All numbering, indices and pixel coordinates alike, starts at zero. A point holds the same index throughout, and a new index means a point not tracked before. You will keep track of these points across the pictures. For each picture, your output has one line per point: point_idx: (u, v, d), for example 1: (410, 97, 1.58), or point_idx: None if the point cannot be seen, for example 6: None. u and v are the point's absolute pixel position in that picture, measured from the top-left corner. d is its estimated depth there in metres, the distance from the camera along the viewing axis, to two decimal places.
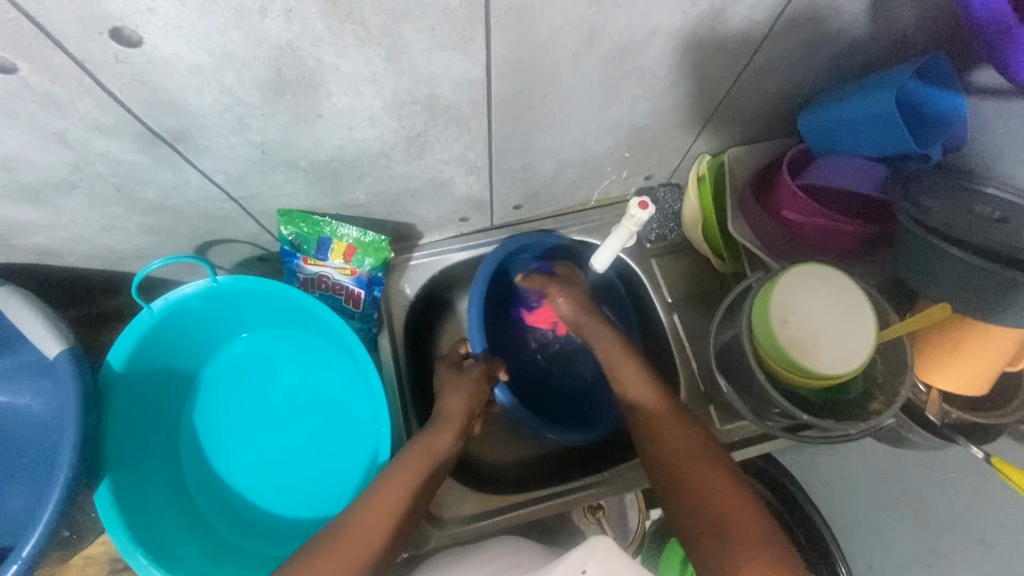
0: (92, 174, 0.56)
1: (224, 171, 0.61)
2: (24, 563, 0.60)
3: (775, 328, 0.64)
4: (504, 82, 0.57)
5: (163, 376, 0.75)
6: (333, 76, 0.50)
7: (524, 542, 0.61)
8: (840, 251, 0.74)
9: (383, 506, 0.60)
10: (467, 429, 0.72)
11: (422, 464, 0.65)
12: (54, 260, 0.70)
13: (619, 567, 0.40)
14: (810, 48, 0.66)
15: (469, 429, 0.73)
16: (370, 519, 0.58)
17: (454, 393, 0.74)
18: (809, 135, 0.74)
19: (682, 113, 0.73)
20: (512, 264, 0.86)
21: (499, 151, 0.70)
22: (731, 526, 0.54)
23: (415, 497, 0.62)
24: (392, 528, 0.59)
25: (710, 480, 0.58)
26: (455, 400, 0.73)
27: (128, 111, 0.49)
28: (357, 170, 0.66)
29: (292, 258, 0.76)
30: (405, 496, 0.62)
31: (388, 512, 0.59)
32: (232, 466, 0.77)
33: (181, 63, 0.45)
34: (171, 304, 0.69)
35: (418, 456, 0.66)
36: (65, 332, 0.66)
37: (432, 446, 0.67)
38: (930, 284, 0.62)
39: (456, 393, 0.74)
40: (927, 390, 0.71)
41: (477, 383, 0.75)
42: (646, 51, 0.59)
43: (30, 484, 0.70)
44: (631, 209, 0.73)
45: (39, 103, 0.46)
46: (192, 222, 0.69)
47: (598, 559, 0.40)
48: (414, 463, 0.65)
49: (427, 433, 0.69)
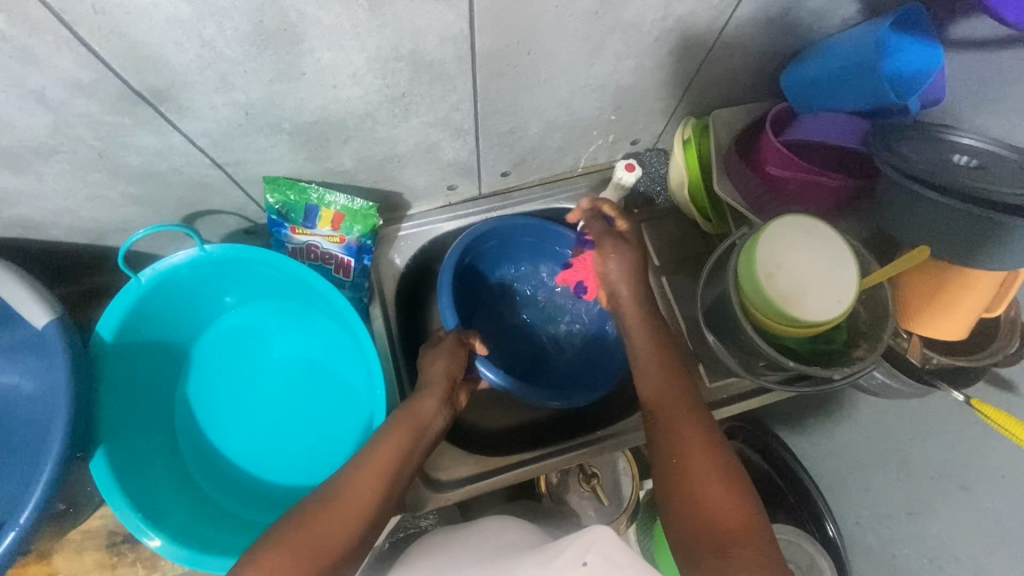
0: (73, 138, 0.56)
1: (208, 134, 0.60)
2: (23, 531, 0.59)
3: (762, 281, 0.65)
4: (487, 36, 0.56)
5: (153, 348, 0.74)
6: (315, 29, 0.50)
7: (511, 517, 0.60)
8: (824, 207, 0.75)
9: (378, 463, 0.61)
10: (452, 398, 0.72)
11: (409, 431, 0.66)
12: (39, 233, 0.70)
13: (619, 557, 0.38)
14: (790, 3, 0.66)
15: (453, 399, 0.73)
16: (369, 475, 0.59)
17: (433, 361, 0.73)
18: (792, 92, 0.75)
19: (666, 73, 0.74)
20: (479, 250, 0.85)
21: (485, 113, 0.70)
22: (732, 549, 0.49)
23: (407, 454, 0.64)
24: (384, 487, 0.60)
25: (712, 488, 0.55)
26: (438, 368, 0.72)
27: (108, 67, 0.49)
28: (342, 133, 0.65)
29: (280, 227, 0.76)
30: (395, 460, 0.62)
31: (382, 473, 0.60)
32: (224, 434, 0.77)
33: (160, 14, 0.45)
34: (160, 274, 0.69)
35: (408, 416, 0.67)
36: (53, 302, 0.65)
37: (417, 412, 0.68)
38: (906, 230, 0.64)
39: (434, 362, 0.73)
40: (908, 337, 0.73)
41: (454, 351, 0.74)
42: (629, 5, 0.59)
43: (23, 457, 0.70)
44: (619, 173, 0.76)
45: (16, 58, 0.46)
46: (177, 190, 0.68)
47: (598, 552, 0.38)
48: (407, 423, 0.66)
49: (413, 400, 0.69)
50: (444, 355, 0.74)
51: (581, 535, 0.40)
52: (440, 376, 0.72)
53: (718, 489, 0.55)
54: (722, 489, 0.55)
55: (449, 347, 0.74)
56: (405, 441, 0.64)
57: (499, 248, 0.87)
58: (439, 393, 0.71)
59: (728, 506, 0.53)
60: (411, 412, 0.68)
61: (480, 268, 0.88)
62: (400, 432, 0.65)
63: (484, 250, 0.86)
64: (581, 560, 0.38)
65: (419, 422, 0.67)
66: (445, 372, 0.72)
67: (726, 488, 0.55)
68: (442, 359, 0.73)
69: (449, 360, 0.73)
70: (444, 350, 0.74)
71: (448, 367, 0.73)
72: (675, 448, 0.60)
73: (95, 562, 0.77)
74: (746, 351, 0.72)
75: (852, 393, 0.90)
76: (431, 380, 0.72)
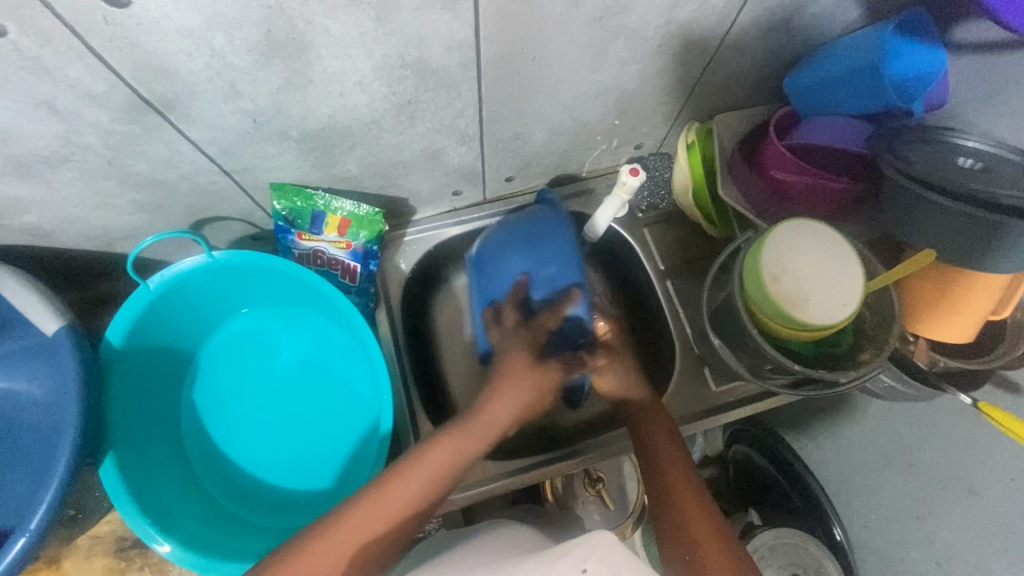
0: (83, 146, 0.56)
1: (216, 142, 0.61)
2: (32, 537, 0.59)
3: (766, 284, 0.65)
4: (493, 43, 0.57)
5: (161, 354, 0.75)
6: (323, 38, 0.50)
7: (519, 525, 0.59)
8: (828, 210, 0.75)
9: (417, 471, 0.58)
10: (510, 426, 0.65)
11: (461, 445, 0.61)
12: (49, 241, 0.70)
13: (619, 563, 0.41)
14: (793, 7, 0.67)
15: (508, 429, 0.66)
16: (406, 477, 0.57)
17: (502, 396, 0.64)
18: (795, 97, 0.76)
19: (669, 79, 0.74)
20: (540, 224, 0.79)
21: (490, 119, 0.70)
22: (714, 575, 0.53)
23: (452, 470, 0.60)
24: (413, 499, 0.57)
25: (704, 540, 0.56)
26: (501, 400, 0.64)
27: (119, 77, 0.49)
28: (349, 140, 0.66)
29: (286, 234, 0.77)
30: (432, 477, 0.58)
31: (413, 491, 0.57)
32: (233, 439, 0.77)
33: (170, 25, 0.45)
34: (168, 280, 0.70)
35: (453, 444, 0.60)
36: (62, 308, 0.65)
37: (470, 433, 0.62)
38: (910, 234, 0.64)
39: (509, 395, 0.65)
40: (915, 340, 0.73)
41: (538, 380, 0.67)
42: (633, 11, 0.59)
43: (34, 463, 0.70)
44: (623, 177, 0.74)
45: (29, 68, 0.46)
46: (184, 197, 0.69)
47: (598, 559, 0.40)
48: (453, 443, 0.60)
49: (452, 430, 0.61)
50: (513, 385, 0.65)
51: (584, 539, 0.42)
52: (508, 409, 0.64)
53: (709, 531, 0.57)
54: (715, 540, 0.56)
55: (520, 375, 0.66)
56: (447, 461, 0.59)
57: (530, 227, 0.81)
58: (493, 424, 0.63)
59: (722, 557, 0.54)
60: (459, 436, 0.61)
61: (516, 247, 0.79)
62: (434, 465, 0.59)
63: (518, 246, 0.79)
64: (582, 567, 0.40)
65: (470, 449, 0.61)
66: (507, 407, 0.64)
67: (719, 539, 0.56)
68: (511, 393, 0.65)
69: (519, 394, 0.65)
70: (533, 374, 0.66)
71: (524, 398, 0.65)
72: (673, 497, 0.61)
73: (104, 567, 0.77)
74: (751, 354, 0.72)
75: (859, 396, 0.90)
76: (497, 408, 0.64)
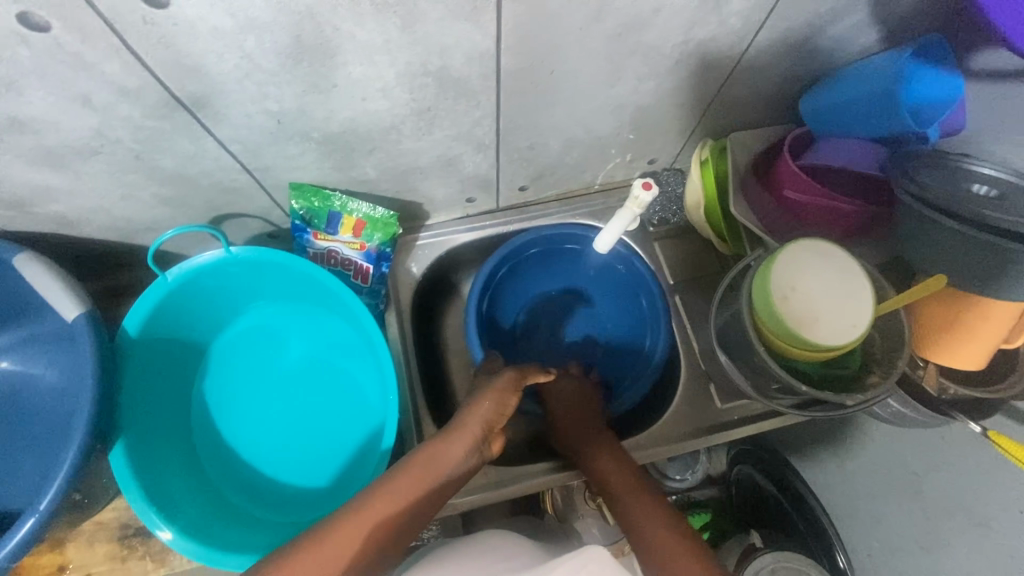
0: (114, 140, 0.58)
1: (240, 140, 0.62)
2: (41, 517, 0.60)
3: (776, 303, 0.65)
4: (513, 55, 0.58)
5: (176, 346, 0.77)
6: (350, 44, 0.52)
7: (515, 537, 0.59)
8: (840, 232, 0.75)
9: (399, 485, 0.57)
10: (484, 446, 0.64)
11: (434, 465, 0.60)
12: (74, 230, 0.72)
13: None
14: (811, 30, 0.67)
15: (486, 449, 0.65)
16: (391, 496, 0.56)
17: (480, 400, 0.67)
18: (810, 118, 0.76)
19: (685, 96, 0.75)
20: (519, 258, 0.89)
21: (506, 129, 0.71)
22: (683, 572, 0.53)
23: (434, 483, 0.59)
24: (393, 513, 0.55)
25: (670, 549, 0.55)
26: (479, 411, 0.66)
27: (152, 74, 0.51)
28: (368, 143, 0.67)
29: (302, 232, 0.78)
30: (414, 492, 0.57)
31: (407, 493, 0.57)
32: (240, 435, 0.78)
33: (205, 26, 0.47)
34: (187, 273, 0.71)
35: (426, 459, 0.60)
36: (83, 295, 0.66)
37: (439, 452, 0.61)
38: (923, 259, 0.64)
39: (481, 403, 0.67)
40: (924, 366, 0.73)
41: (505, 395, 0.68)
42: (652, 28, 0.60)
43: (47, 447, 0.72)
44: (635, 190, 0.74)
45: (68, 63, 0.48)
46: (206, 193, 0.71)
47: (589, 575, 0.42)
48: (429, 462, 0.60)
49: (438, 440, 0.62)
50: (491, 397, 0.68)
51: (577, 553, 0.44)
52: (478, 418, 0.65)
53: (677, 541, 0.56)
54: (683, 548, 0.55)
55: (504, 389, 0.69)
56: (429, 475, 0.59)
57: (515, 273, 0.90)
58: (467, 443, 0.63)
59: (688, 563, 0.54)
60: (436, 451, 0.61)
61: (519, 282, 0.90)
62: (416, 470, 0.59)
63: (501, 283, 0.89)
64: None
65: (444, 466, 0.60)
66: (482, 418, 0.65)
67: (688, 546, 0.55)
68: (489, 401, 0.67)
69: (495, 406, 0.67)
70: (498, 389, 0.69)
71: (494, 409, 0.67)
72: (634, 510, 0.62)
73: (106, 554, 0.77)
74: (758, 373, 0.72)
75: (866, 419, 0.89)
76: (464, 421, 0.65)
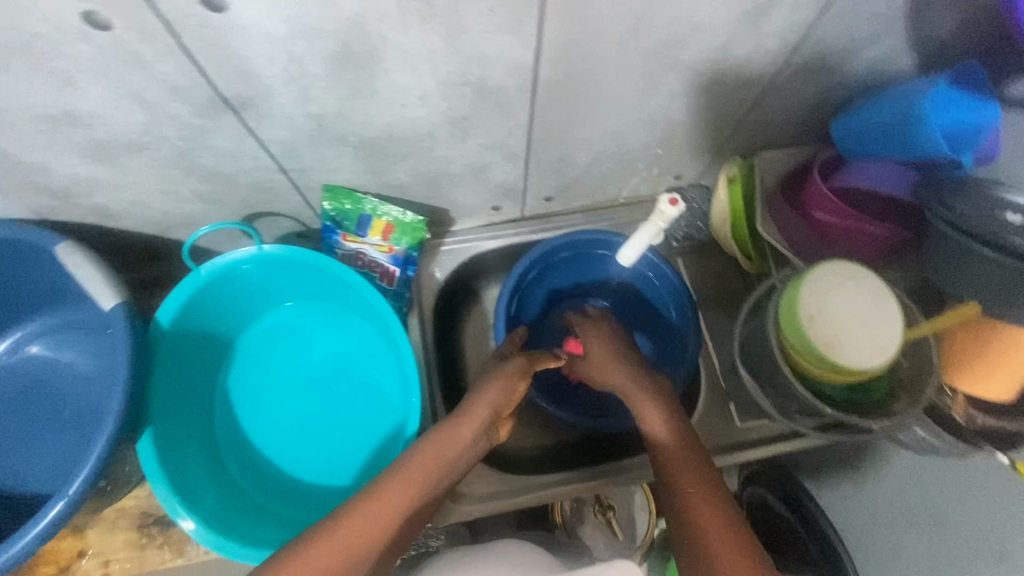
0: (160, 136, 0.60)
1: (280, 142, 0.64)
2: (71, 500, 0.61)
3: (803, 324, 0.65)
4: (551, 67, 0.59)
5: (203, 339, 0.78)
6: (394, 52, 0.53)
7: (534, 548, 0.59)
8: (866, 254, 0.76)
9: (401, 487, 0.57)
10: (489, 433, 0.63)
11: (439, 458, 0.59)
12: (112, 222, 0.74)
13: None
14: (847, 51, 0.68)
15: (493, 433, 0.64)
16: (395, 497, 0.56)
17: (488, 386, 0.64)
18: (841, 140, 0.75)
19: (716, 113, 0.75)
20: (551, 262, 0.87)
21: (538, 140, 0.72)
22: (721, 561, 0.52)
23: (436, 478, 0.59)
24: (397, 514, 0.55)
25: (713, 531, 0.54)
26: (487, 396, 0.63)
27: (203, 75, 0.53)
28: (403, 149, 0.69)
29: (331, 233, 0.79)
30: (415, 490, 0.57)
31: (410, 492, 0.57)
32: (261, 430, 0.79)
33: (258, 31, 0.49)
34: (219, 268, 0.73)
35: (427, 456, 0.59)
36: (120, 285, 0.68)
37: (442, 444, 0.60)
38: (955, 285, 0.63)
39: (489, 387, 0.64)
40: (953, 394, 0.72)
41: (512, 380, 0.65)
42: (690, 45, 0.61)
43: (75, 432, 0.74)
44: (660, 205, 0.74)
45: (125, 61, 0.50)
46: (242, 192, 0.73)
47: None
48: (431, 455, 0.59)
49: (442, 427, 0.61)
50: (500, 381, 0.64)
51: None
52: (487, 404, 0.62)
53: (717, 521, 0.55)
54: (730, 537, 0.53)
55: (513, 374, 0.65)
56: (429, 473, 0.58)
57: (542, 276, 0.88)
58: (474, 428, 0.61)
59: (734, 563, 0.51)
60: (441, 439, 0.60)
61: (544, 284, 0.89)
62: (426, 462, 0.58)
63: (530, 287, 0.87)
64: None
65: (449, 456, 0.59)
66: (492, 403, 0.63)
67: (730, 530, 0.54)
68: (498, 386, 0.64)
69: (504, 391, 0.64)
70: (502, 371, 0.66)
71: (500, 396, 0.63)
72: (677, 483, 0.59)
73: (126, 541, 0.78)
74: (781, 393, 0.71)
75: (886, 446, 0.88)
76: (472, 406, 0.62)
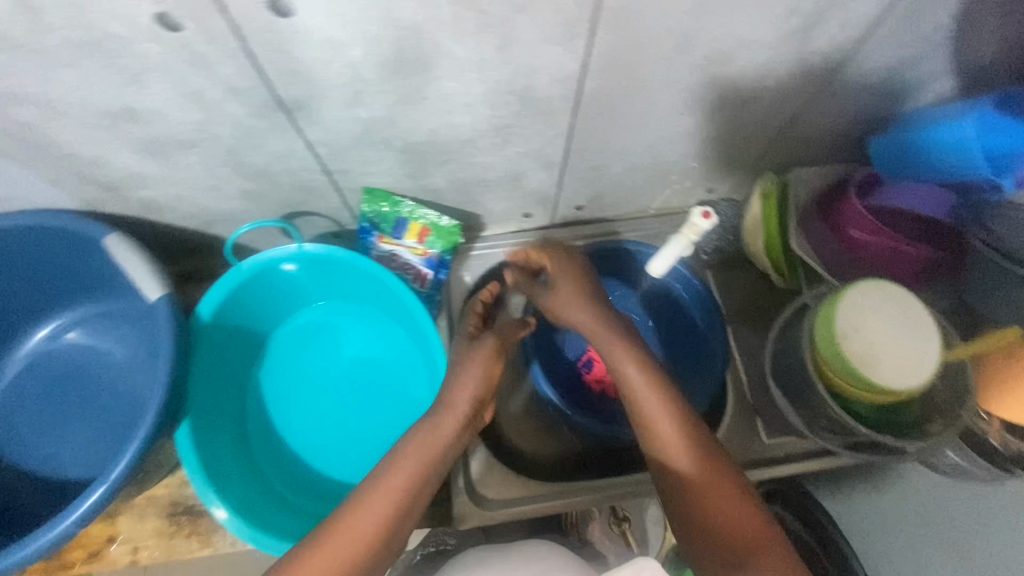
0: (213, 135, 0.62)
1: (327, 143, 0.66)
2: (110, 486, 0.62)
3: (838, 341, 0.65)
4: (597, 79, 0.60)
5: (239, 334, 0.79)
6: (446, 60, 0.54)
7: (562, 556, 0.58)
8: (901, 275, 0.76)
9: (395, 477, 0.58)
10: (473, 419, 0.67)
11: (431, 449, 0.61)
12: (157, 216, 0.77)
13: None
14: (889, 72, 0.68)
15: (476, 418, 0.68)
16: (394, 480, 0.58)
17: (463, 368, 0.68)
18: (879, 157, 0.74)
19: (753, 129, 0.76)
20: None
21: (576, 150, 0.73)
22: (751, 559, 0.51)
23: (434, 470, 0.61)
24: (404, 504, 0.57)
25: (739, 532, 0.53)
26: (468, 383, 0.67)
27: (261, 77, 0.54)
28: (444, 154, 0.70)
29: (367, 234, 0.80)
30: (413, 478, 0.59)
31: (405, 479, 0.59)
32: (291, 425, 0.80)
33: (320, 36, 0.50)
34: (258, 265, 0.74)
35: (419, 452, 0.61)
36: (164, 278, 0.70)
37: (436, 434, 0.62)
38: (996, 308, 0.63)
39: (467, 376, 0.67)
40: (989, 419, 0.71)
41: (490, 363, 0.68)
42: (735, 61, 0.62)
43: (115, 418, 0.76)
44: (693, 218, 0.74)
45: (190, 62, 0.52)
46: (284, 191, 0.74)
47: None
48: (423, 446, 0.61)
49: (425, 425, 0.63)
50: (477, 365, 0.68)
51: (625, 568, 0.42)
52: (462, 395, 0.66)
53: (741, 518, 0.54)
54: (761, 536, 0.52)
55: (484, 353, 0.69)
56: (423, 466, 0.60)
57: None
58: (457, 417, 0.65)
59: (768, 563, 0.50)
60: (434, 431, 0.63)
61: None
62: (419, 453, 0.60)
63: None
64: None
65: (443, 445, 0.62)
66: (471, 392, 0.66)
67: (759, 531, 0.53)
68: (475, 371, 0.67)
69: (481, 375, 0.67)
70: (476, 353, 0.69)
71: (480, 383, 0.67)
72: (691, 484, 0.57)
73: (154, 529, 0.80)
74: (812, 410, 0.70)
75: None
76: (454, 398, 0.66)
